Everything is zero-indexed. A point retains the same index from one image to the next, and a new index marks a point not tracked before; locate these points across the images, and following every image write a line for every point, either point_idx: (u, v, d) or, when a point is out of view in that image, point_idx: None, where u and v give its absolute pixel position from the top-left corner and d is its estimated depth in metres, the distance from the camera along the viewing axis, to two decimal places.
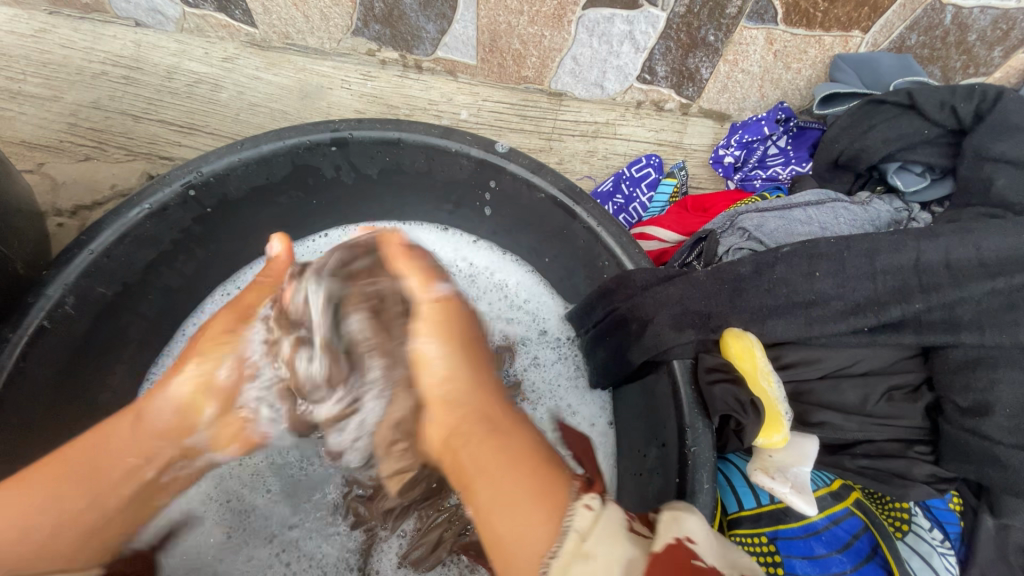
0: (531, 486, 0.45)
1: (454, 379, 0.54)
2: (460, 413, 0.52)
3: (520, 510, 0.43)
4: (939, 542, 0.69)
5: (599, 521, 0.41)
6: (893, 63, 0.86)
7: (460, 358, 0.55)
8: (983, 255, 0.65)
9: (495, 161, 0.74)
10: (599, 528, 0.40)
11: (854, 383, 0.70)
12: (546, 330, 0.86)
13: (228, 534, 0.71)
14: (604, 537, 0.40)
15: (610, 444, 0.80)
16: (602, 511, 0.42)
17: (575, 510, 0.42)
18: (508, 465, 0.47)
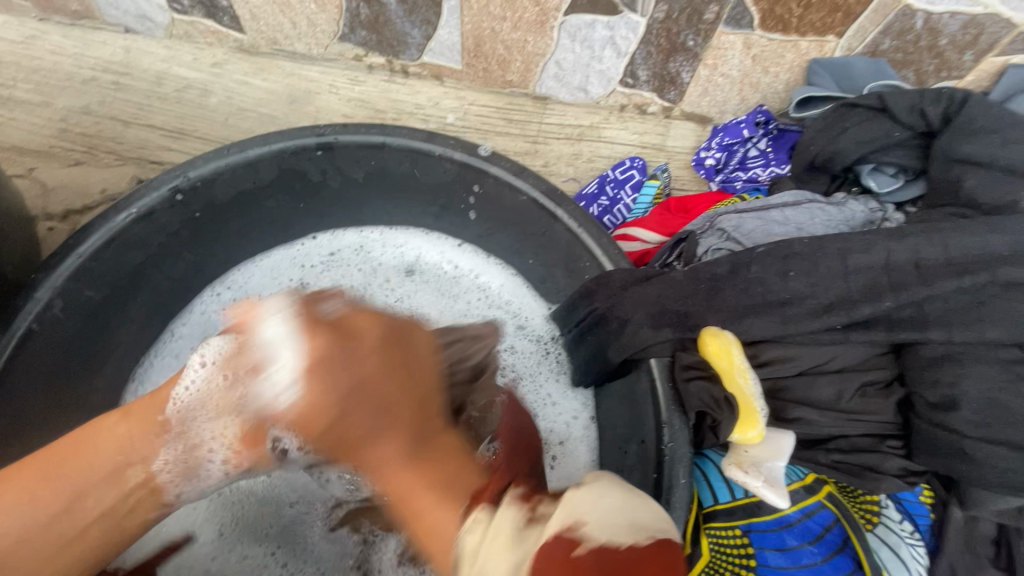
0: (430, 510, 0.47)
1: (307, 401, 0.54)
2: (362, 443, 0.53)
3: (421, 518, 0.47)
4: (908, 533, 0.72)
5: (484, 538, 0.42)
6: (866, 67, 0.89)
7: (319, 381, 0.54)
8: (950, 254, 0.67)
9: (478, 164, 0.75)
10: (484, 550, 0.41)
11: (829, 379, 0.71)
12: (523, 322, 0.88)
13: (220, 532, 0.74)
14: (494, 550, 0.41)
15: (593, 438, 0.81)
16: (490, 527, 0.43)
17: (466, 531, 0.44)
18: (404, 482, 0.50)
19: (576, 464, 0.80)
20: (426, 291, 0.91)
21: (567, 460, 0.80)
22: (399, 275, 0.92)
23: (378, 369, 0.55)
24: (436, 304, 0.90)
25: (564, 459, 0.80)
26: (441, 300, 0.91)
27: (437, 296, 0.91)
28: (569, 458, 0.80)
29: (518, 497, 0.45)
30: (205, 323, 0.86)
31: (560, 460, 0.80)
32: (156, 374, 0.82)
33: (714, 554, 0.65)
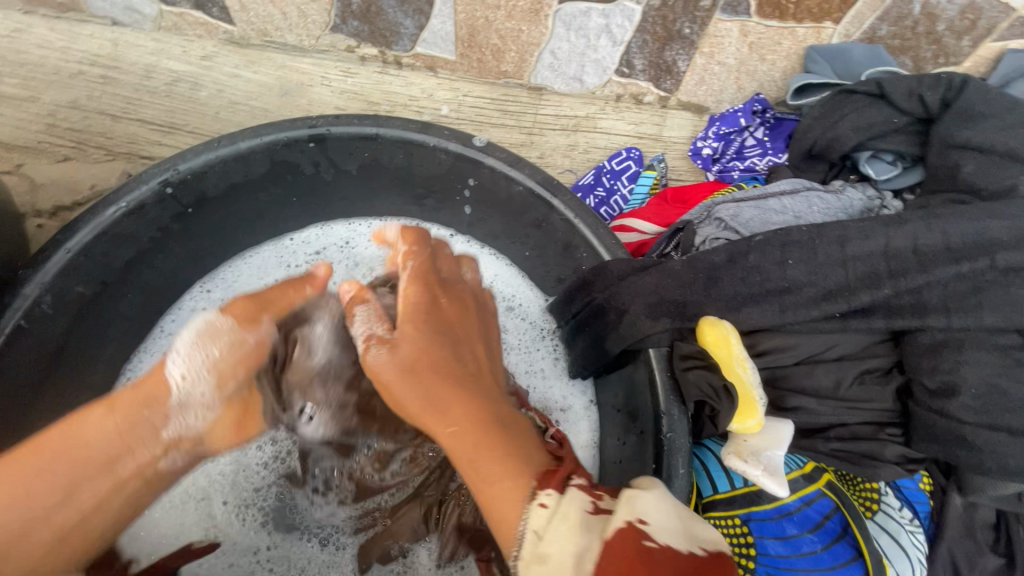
0: (498, 486, 0.46)
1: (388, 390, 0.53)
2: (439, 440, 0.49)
3: (486, 500, 0.46)
4: (908, 520, 0.72)
5: (550, 523, 0.43)
6: (865, 54, 0.88)
7: (400, 379, 0.49)
8: (949, 240, 0.66)
9: (473, 154, 0.74)
10: (552, 530, 0.43)
11: (827, 368, 0.71)
12: (515, 302, 0.88)
13: (209, 537, 0.73)
14: (559, 534, 0.43)
15: (595, 417, 0.81)
16: (558, 507, 0.44)
17: (531, 510, 0.44)
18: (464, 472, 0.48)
19: (575, 443, 0.79)
20: None
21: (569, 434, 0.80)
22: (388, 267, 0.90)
23: (441, 346, 0.51)
24: None
25: (568, 426, 0.80)
26: None
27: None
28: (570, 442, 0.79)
29: (582, 485, 0.46)
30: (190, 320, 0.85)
31: (563, 424, 0.81)
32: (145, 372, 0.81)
33: None
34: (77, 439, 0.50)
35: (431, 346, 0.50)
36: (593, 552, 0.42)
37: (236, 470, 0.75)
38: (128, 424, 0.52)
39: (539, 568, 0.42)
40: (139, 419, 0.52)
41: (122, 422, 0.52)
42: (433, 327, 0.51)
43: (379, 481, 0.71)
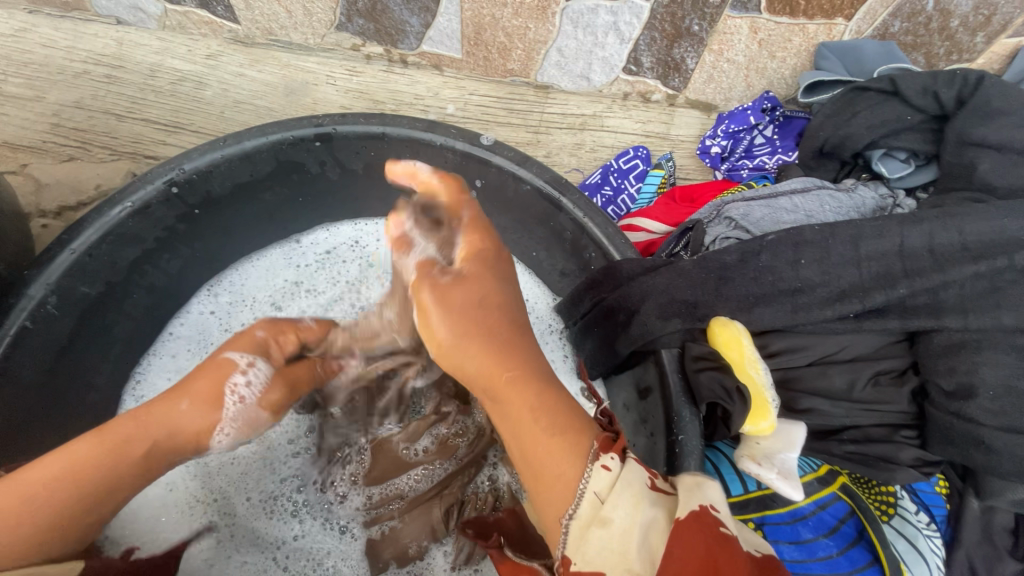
0: (550, 438, 0.45)
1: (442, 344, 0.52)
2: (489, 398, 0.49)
3: (540, 460, 0.44)
4: (925, 524, 0.71)
5: (614, 487, 0.41)
6: (877, 50, 0.87)
7: (466, 323, 0.49)
8: (965, 239, 0.65)
9: (480, 153, 0.74)
10: (617, 492, 0.41)
11: (841, 369, 0.70)
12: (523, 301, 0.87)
13: (220, 539, 0.71)
14: (624, 501, 0.41)
15: None
16: (622, 472, 0.42)
17: (595, 472, 0.42)
18: (507, 422, 0.48)
19: None
20: None
21: None
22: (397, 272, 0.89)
23: (505, 294, 0.51)
24: None
25: None
26: None
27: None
28: None
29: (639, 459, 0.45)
30: (200, 324, 0.84)
31: None
32: (154, 376, 0.80)
33: None
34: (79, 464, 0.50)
35: (498, 292, 0.51)
36: (657, 527, 0.40)
37: (252, 469, 0.74)
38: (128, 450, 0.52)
39: (598, 532, 0.40)
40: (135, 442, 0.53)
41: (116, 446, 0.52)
42: (493, 272, 0.52)
43: (408, 458, 0.71)
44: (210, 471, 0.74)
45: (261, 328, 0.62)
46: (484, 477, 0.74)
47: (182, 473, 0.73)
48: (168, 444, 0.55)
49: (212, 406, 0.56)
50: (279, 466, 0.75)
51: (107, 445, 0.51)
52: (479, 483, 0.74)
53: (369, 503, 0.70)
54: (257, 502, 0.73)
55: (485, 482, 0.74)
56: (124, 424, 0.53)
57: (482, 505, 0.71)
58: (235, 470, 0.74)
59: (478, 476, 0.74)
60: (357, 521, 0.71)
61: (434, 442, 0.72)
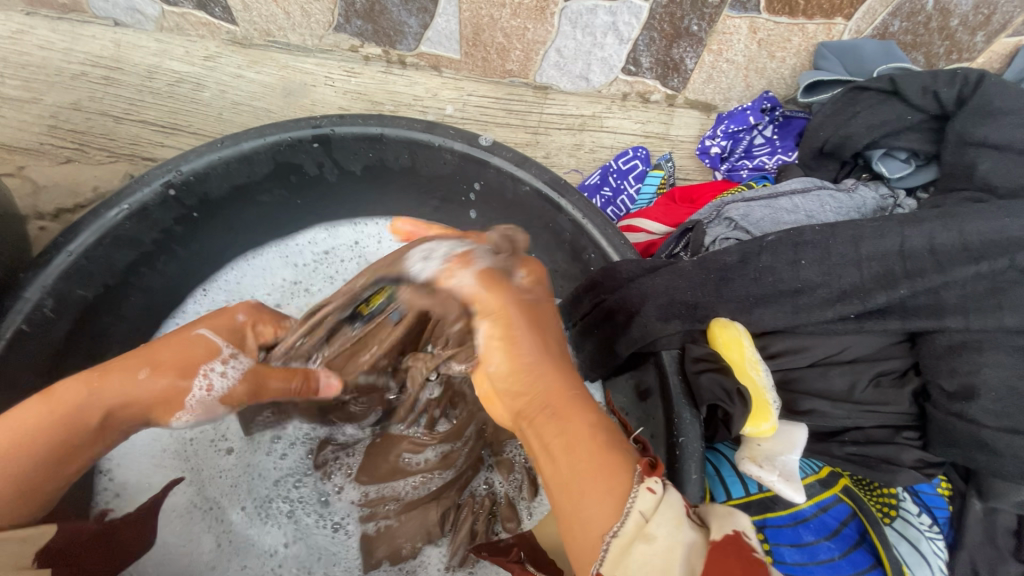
0: (607, 451, 0.44)
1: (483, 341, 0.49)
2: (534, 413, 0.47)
3: (580, 496, 0.42)
4: (927, 526, 0.70)
5: (657, 506, 0.41)
6: (877, 50, 0.87)
7: (533, 338, 0.48)
8: (966, 239, 0.65)
9: (479, 154, 0.73)
10: (661, 512, 0.41)
11: (842, 370, 0.70)
12: None
13: (219, 542, 0.71)
14: (667, 518, 0.41)
15: None
16: (666, 494, 0.42)
17: (639, 494, 0.41)
18: (559, 436, 0.45)
19: None
20: None
21: None
22: None
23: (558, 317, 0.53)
24: None
25: None
26: None
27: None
28: None
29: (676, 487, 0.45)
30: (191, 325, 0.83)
31: None
32: None
33: None
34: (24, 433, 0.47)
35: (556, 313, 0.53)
36: (698, 548, 0.40)
37: (243, 474, 0.73)
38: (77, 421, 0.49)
39: (642, 548, 0.40)
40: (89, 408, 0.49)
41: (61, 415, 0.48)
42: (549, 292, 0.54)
43: (408, 465, 0.68)
44: (201, 479, 0.73)
45: (241, 311, 0.59)
46: (482, 482, 0.73)
47: (174, 481, 0.72)
48: (123, 412, 0.51)
49: (176, 375, 0.53)
50: (269, 472, 0.73)
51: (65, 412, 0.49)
52: (477, 488, 0.73)
53: (365, 499, 0.70)
54: (252, 513, 0.72)
55: (483, 487, 0.73)
56: (74, 389, 0.49)
57: (478, 510, 0.71)
58: (227, 481, 0.73)
59: (478, 480, 0.73)
60: (352, 518, 0.71)
61: (438, 454, 0.69)
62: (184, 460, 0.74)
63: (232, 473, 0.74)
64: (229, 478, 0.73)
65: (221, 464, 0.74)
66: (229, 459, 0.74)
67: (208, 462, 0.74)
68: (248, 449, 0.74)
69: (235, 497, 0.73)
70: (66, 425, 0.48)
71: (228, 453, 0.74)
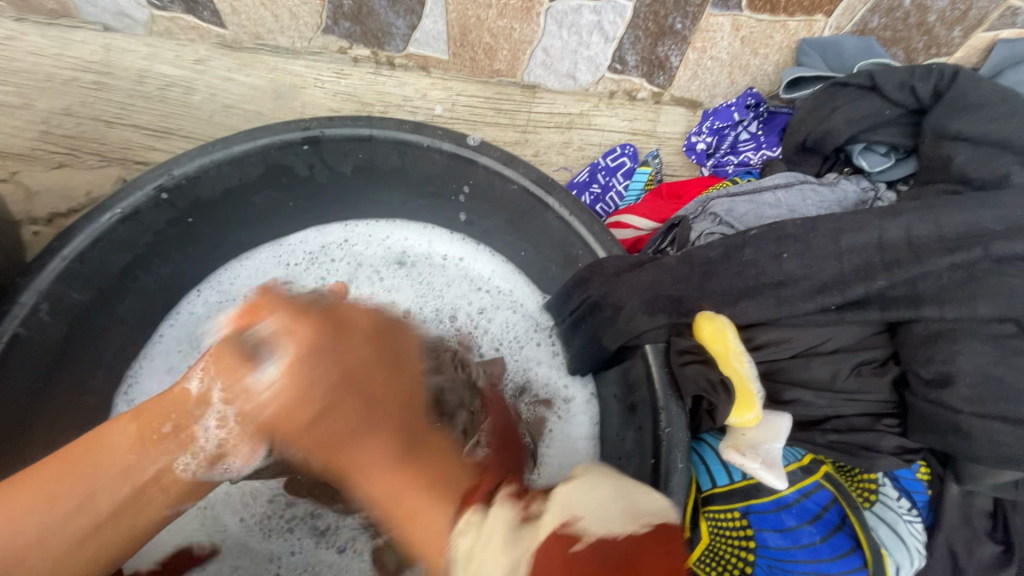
0: (422, 512, 0.46)
1: (282, 389, 0.51)
2: (342, 444, 0.50)
3: (409, 524, 0.46)
4: (906, 510, 0.73)
5: (477, 540, 0.42)
6: (857, 46, 0.88)
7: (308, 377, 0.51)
8: (942, 230, 0.66)
9: (466, 154, 0.74)
10: (482, 546, 0.41)
11: (824, 360, 0.71)
12: (511, 299, 0.89)
13: (211, 543, 0.73)
14: (487, 553, 0.41)
15: (596, 411, 0.82)
16: (484, 523, 0.43)
17: (457, 536, 0.43)
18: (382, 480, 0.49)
19: (572, 437, 0.81)
20: (408, 279, 0.91)
21: (562, 432, 0.81)
22: (388, 271, 0.91)
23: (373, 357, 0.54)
24: (411, 294, 0.90)
25: (564, 426, 0.81)
26: (422, 286, 0.90)
27: (421, 288, 0.90)
28: (571, 433, 0.81)
29: (509, 495, 0.46)
30: (191, 325, 0.85)
31: (564, 416, 0.82)
32: (147, 377, 0.82)
33: (714, 538, 0.68)
34: (102, 446, 0.53)
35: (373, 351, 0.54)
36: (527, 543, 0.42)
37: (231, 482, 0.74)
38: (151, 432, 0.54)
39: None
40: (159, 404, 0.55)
41: (145, 426, 0.54)
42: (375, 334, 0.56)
43: None
44: None
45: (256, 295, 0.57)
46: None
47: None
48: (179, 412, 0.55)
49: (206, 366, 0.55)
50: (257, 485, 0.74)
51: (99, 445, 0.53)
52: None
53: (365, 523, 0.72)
54: (250, 523, 0.74)
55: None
56: (123, 432, 0.54)
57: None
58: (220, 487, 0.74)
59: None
60: (356, 538, 0.73)
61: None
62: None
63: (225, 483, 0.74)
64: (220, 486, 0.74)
65: None
66: None
67: None
68: None
69: (226, 501, 0.74)
70: (143, 437, 0.54)
71: None
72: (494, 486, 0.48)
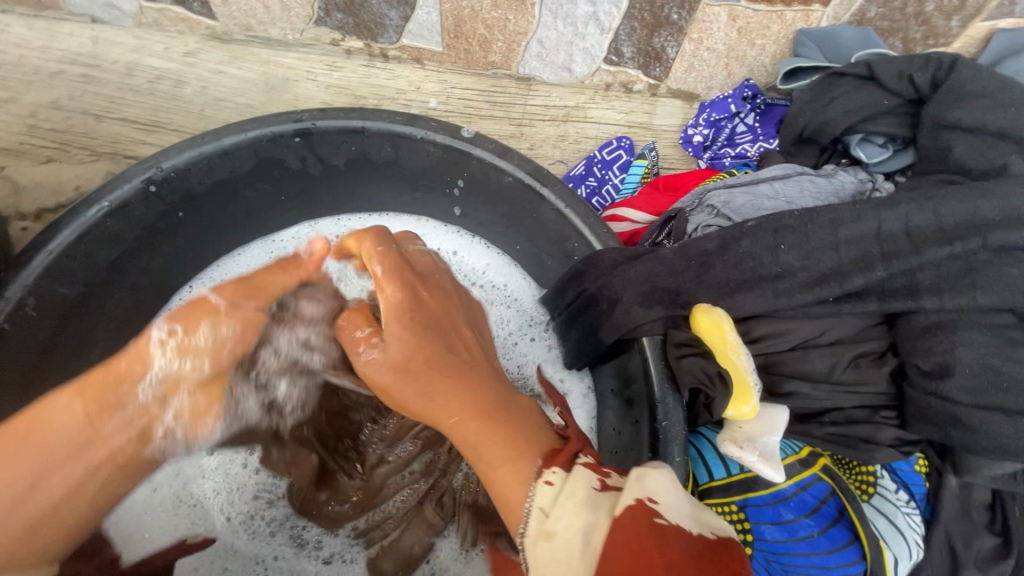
0: (503, 466, 0.48)
1: (399, 348, 0.51)
2: (443, 408, 0.50)
3: (495, 472, 0.48)
4: (904, 502, 0.72)
5: (557, 498, 0.43)
6: (854, 36, 0.88)
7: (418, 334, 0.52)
8: (940, 221, 0.66)
9: (461, 146, 0.74)
10: (560, 504, 0.43)
11: (822, 352, 0.71)
12: (505, 292, 0.88)
13: (200, 542, 0.70)
14: (566, 511, 0.42)
15: (592, 405, 0.81)
16: (564, 484, 0.44)
17: (538, 488, 0.45)
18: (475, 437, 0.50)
19: None
20: None
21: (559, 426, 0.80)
22: None
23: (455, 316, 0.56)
24: None
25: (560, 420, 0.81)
26: None
27: None
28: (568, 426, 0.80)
29: (588, 464, 0.47)
30: None
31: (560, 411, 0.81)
32: None
33: None
34: (43, 427, 0.48)
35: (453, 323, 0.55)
36: (600, 528, 0.41)
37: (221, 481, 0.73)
38: (106, 412, 0.49)
39: (546, 545, 0.41)
40: (113, 374, 0.50)
41: (92, 406, 0.49)
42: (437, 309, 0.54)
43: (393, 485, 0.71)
44: (187, 476, 0.73)
45: (218, 294, 0.53)
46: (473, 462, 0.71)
47: (161, 475, 0.72)
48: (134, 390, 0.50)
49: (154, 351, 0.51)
50: (245, 484, 0.72)
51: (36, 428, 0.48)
52: (468, 470, 0.72)
53: (355, 533, 0.70)
54: (236, 522, 0.71)
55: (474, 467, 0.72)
56: (66, 411, 0.48)
57: (474, 491, 0.70)
58: (209, 484, 0.72)
59: (464, 463, 0.72)
60: (346, 542, 0.70)
61: (422, 464, 0.72)
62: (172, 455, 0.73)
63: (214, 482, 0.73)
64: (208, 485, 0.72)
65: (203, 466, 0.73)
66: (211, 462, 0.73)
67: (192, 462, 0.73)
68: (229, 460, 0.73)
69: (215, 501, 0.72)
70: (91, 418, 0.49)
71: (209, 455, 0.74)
72: (574, 453, 0.49)
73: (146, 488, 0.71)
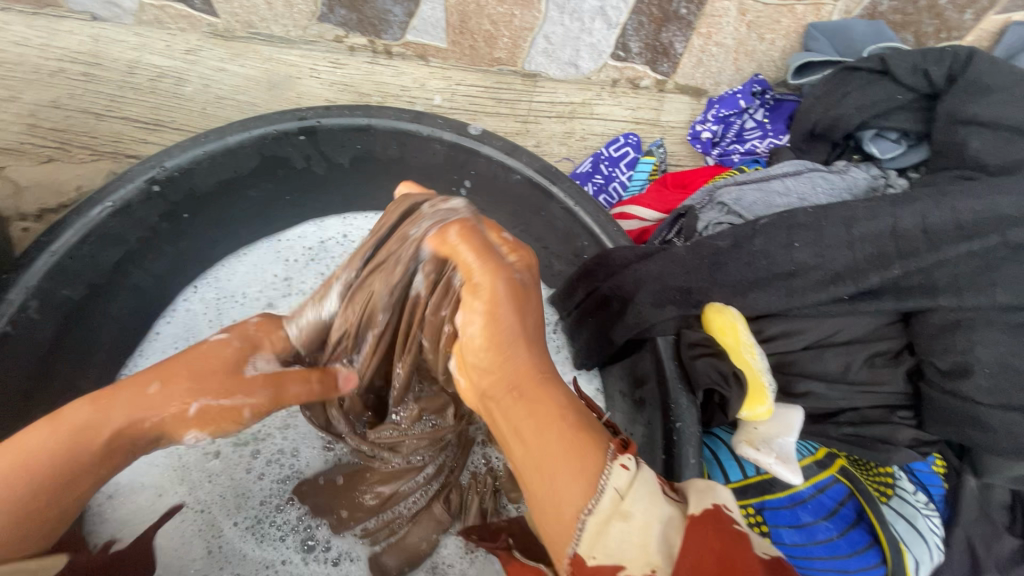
0: (569, 434, 0.44)
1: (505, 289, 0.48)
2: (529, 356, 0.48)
3: (557, 436, 0.44)
4: (923, 504, 0.71)
5: (633, 484, 0.41)
6: (866, 30, 0.87)
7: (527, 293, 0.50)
8: (958, 218, 0.64)
9: (468, 143, 0.72)
10: (637, 487, 0.41)
11: (837, 352, 0.70)
12: None
13: (210, 547, 0.68)
14: (643, 496, 0.41)
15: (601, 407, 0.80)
16: (639, 470, 0.42)
17: (615, 469, 0.42)
18: (525, 416, 0.45)
19: None
20: None
21: None
22: None
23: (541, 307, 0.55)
24: None
25: None
26: None
27: None
28: None
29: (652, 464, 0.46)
30: (187, 322, 0.82)
31: None
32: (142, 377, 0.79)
33: None
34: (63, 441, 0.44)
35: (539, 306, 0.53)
36: (674, 523, 0.40)
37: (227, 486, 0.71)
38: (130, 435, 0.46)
39: (619, 525, 0.40)
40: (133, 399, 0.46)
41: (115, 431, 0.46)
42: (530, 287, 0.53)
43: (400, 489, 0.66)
44: (194, 481, 0.72)
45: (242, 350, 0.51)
46: (479, 459, 0.73)
47: (166, 481, 0.71)
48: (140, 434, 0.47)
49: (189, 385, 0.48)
50: (252, 488, 0.71)
51: (37, 453, 0.44)
52: (476, 467, 0.73)
53: (364, 532, 0.67)
54: (245, 526, 0.69)
55: (481, 463, 0.73)
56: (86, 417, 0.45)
57: (483, 489, 0.70)
58: (216, 489, 0.71)
59: (472, 460, 0.73)
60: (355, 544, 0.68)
61: (435, 467, 0.66)
62: (176, 459, 0.73)
63: (220, 489, 0.71)
64: (215, 491, 0.71)
65: (209, 470, 0.72)
66: (217, 465, 0.72)
67: (197, 467, 0.72)
68: (234, 464, 0.72)
69: (221, 507, 0.70)
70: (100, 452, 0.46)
71: (215, 457, 0.73)
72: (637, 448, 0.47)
73: (151, 495, 0.70)
